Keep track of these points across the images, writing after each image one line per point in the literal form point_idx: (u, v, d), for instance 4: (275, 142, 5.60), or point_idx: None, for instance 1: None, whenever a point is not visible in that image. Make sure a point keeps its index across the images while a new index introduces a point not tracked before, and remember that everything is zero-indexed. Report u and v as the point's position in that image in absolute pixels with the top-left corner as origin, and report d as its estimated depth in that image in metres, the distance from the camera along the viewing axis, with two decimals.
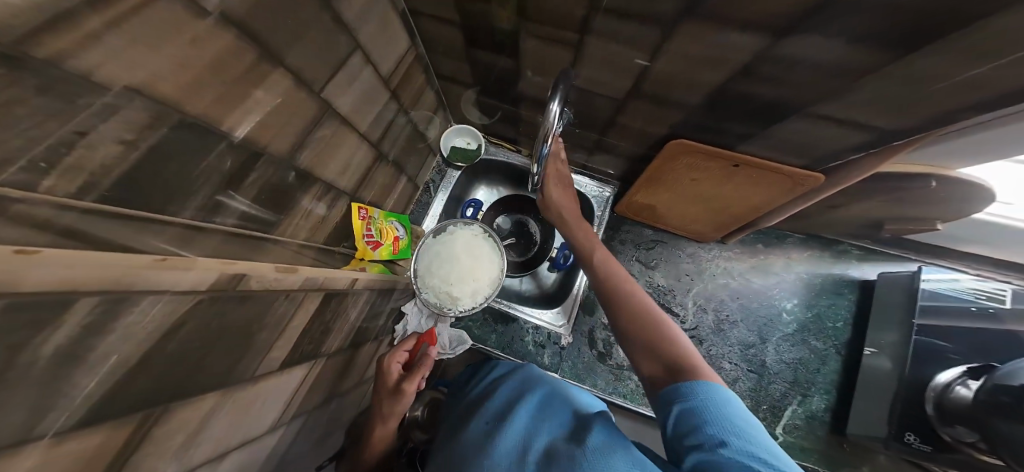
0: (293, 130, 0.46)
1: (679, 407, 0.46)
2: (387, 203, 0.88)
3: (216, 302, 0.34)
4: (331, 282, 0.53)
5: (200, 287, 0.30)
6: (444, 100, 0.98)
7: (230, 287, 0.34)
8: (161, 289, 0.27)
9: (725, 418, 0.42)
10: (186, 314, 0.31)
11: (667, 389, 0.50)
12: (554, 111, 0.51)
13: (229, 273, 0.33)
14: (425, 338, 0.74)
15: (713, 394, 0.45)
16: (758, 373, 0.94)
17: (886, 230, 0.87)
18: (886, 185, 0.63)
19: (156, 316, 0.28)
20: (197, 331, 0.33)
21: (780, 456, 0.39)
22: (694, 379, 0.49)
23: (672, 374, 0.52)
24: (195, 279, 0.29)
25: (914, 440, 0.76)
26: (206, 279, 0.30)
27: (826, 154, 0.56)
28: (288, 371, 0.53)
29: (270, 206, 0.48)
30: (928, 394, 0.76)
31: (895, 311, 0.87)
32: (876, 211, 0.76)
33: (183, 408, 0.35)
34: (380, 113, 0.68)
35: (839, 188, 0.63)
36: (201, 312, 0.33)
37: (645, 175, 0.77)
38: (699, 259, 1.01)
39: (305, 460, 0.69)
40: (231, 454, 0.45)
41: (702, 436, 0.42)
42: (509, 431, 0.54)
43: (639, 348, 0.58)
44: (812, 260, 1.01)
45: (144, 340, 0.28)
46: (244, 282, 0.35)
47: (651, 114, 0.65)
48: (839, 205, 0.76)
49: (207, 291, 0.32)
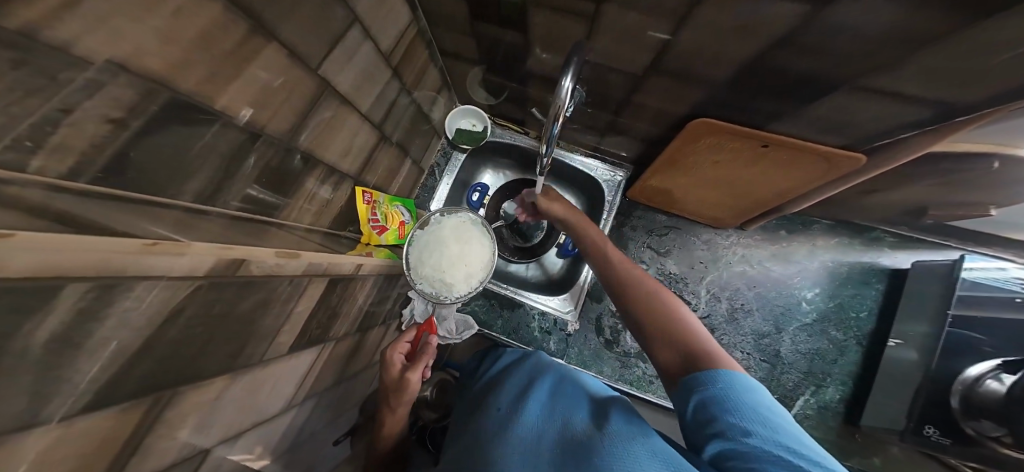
0: (292, 110, 0.45)
1: (698, 395, 0.45)
2: (393, 186, 0.87)
3: (217, 287, 0.33)
4: (334, 267, 0.52)
5: (197, 272, 0.30)
6: (449, 80, 0.94)
7: (230, 273, 0.33)
8: (155, 274, 0.26)
9: (750, 407, 0.41)
10: (186, 300, 0.30)
11: (685, 377, 0.48)
12: (566, 89, 0.47)
13: (227, 259, 0.32)
14: (425, 327, 0.73)
15: (735, 382, 0.44)
16: (770, 363, 0.92)
17: (928, 216, 0.81)
18: (930, 164, 0.58)
19: (153, 303, 0.27)
20: (200, 316, 0.33)
21: (804, 441, 0.39)
22: (715, 366, 0.47)
23: (689, 364, 0.50)
24: (191, 264, 0.29)
25: (933, 433, 0.74)
26: (202, 264, 0.30)
27: (875, 132, 0.52)
28: (297, 355, 0.54)
29: (272, 190, 0.47)
30: (955, 387, 0.73)
31: (928, 302, 0.82)
32: (921, 196, 0.71)
33: (194, 392, 0.35)
34: (382, 92, 0.65)
35: (876, 173, 0.59)
36: (202, 298, 0.32)
37: (662, 158, 0.72)
38: (715, 246, 0.98)
39: (320, 437, 0.71)
40: (244, 434, 0.46)
41: (723, 424, 0.41)
42: (523, 421, 0.53)
43: (655, 338, 0.56)
44: (839, 248, 0.97)
45: (145, 327, 0.28)
46: (245, 268, 0.35)
47: (671, 91, 0.61)
48: (875, 188, 0.71)
49: (206, 277, 0.31)
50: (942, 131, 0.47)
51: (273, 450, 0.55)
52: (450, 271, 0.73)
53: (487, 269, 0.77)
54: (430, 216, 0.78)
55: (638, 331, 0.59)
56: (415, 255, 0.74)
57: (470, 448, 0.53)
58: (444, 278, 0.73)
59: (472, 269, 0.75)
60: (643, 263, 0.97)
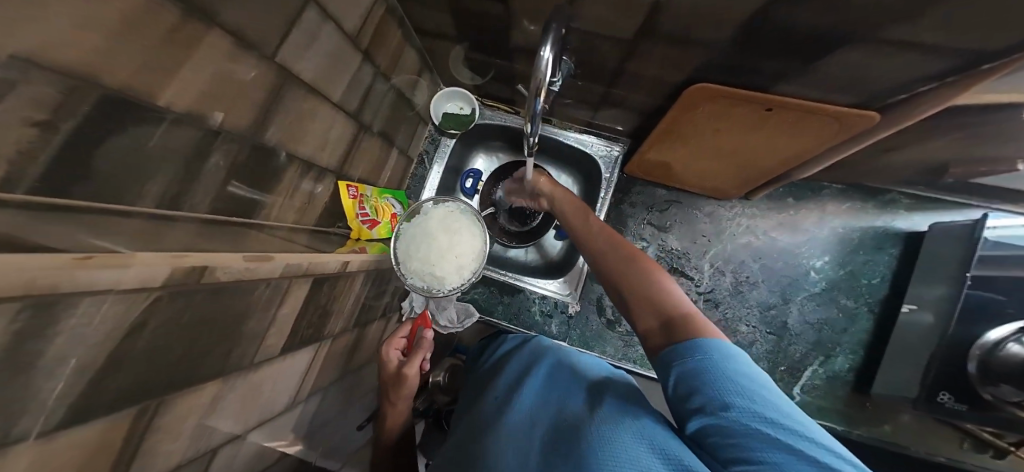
0: (252, 104, 0.41)
1: (678, 368, 0.44)
2: (382, 179, 0.86)
3: (181, 297, 0.31)
4: (317, 266, 0.50)
5: (150, 284, 0.27)
6: (430, 61, 0.89)
7: (192, 281, 0.31)
8: (102, 289, 0.24)
9: (729, 379, 0.40)
10: (146, 313, 0.28)
11: (667, 349, 0.47)
12: (546, 58, 0.43)
13: (185, 267, 0.30)
14: (420, 321, 0.71)
15: (713, 352, 0.43)
16: (778, 335, 0.90)
17: (949, 175, 0.76)
18: (951, 118, 0.53)
19: (106, 320, 0.25)
20: (171, 324, 0.31)
21: (786, 410, 0.38)
22: (698, 335, 0.46)
23: (670, 335, 0.49)
24: (142, 277, 0.26)
25: (947, 399, 0.72)
26: (155, 275, 0.27)
27: (892, 86, 0.47)
28: (292, 355, 0.53)
29: (237, 190, 0.44)
30: (973, 352, 0.71)
31: (947, 263, 0.78)
32: (939, 153, 0.66)
33: (185, 397, 0.35)
34: (356, 77, 0.61)
35: (891, 132, 0.55)
36: (166, 310, 0.30)
37: (659, 128, 0.67)
38: (718, 218, 0.94)
39: (337, 429, 0.73)
40: (249, 435, 0.47)
41: (703, 399, 0.41)
42: (517, 406, 0.53)
43: (643, 313, 0.54)
44: (851, 213, 0.92)
45: (107, 342, 0.26)
46: (208, 275, 0.32)
47: (669, 57, 0.56)
48: (893, 147, 0.66)
49: (164, 288, 0.29)
50: (965, 81, 0.43)
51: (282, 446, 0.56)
52: (440, 264, 0.71)
53: (479, 258, 0.74)
54: (417, 207, 0.76)
55: (621, 301, 0.59)
56: (403, 248, 0.72)
57: (468, 439, 0.53)
58: (435, 271, 0.71)
59: (463, 260, 0.73)
60: (643, 240, 0.94)
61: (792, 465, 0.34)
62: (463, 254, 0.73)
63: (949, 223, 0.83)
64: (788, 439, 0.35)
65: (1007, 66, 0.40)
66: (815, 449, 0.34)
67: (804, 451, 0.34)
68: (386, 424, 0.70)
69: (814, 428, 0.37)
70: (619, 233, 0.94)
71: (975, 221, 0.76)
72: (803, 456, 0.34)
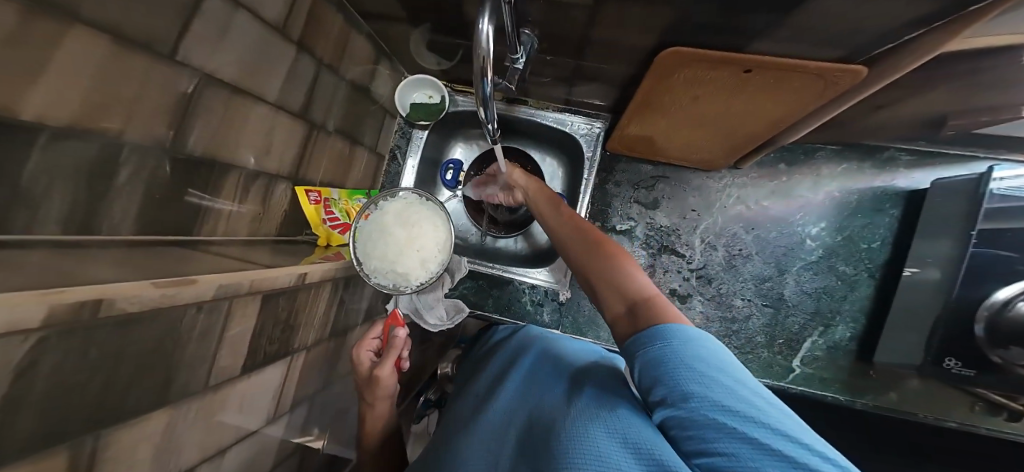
0: (147, 121, 0.37)
1: (641, 358, 0.45)
2: (350, 180, 0.83)
3: (80, 331, 0.26)
4: (264, 282, 0.45)
5: (23, 326, 0.21)
6: (385, 47, 0.83)
7: (85, 316, 0.25)
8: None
9: (685, 367, 0.40)
10: (34, 354, 0.24)
11: (632, 337, 0.48)
12: (485, 32, 0.38)
13: (71, 302, 0.24)
14: (392, 320, 0.70)
15: (672, 339, 0.43)
16: (774, 307, 0.87)
17: (949, 129, 0.71)
18: (950, 67, 0.48)
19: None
20: (72, 364, 0.27)
21: (745, 398, 0.37)
22: (660, 321, 0.47)
23: (634, 322, 0.50)
24: (12, 318, 0.20)
25: (953, 364, 0.71)
26: (29, 316, 0.21)
27: (879, 36, 0.42)
28: (258, 373, 0.51)
29: (158, 211, 0.41)
30: (980, 313, 0.68)
31: (950, 219, 0.75)
32: (937, 106, 0.61)
33: (121, 438, 0.33)
34: (292, 73, 0.56)
35: (878, 88, 0.50)
36: (61, 344, 0.26)
37: (634, 102, 0.62)
38: (707, 191, 0.89)
39: (323, 436, 0.73)
40: (212, 462, 0.46)
41: (663, 390, 0.41)
42: (496, 407, 0.56)
43: (610, 299, 0.56)
44: (847, 175, 0.87)
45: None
46: (108, 308, 0.27)
47: (636, 22, 0.49)
48: (888, 103, 0.60)
49: (46, 327, 0.23)
50: (950, 27, 0.38)
51: (264, 462, 0.56)
52: (400, 258, 0.68)
53: (443, 250, 0.72)
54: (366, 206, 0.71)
55: (591, 289, 0.60)
56: (361, 248, 0.68)
57: (452, 437, 0.56)
58: (397, 268, 0.67)
59: (426, 253, 0.70)
60: (631, 220, 0.90)
61: (745, 455, 0.33)
62: (426, 245, 0.70)
63: (950, 178, 0.78)
64: (743, 428, 0.34)
65: (995, 8, 0.35)
66: (769, 435, 0.33)
67: (758, 439, 0.33)
68: (368, 424, 0.69)
69: (777, 415, 0.36)
70: (604, 215, 0.91)
71: (979, 173, 0.71)
72: (758, 445, 0.33)
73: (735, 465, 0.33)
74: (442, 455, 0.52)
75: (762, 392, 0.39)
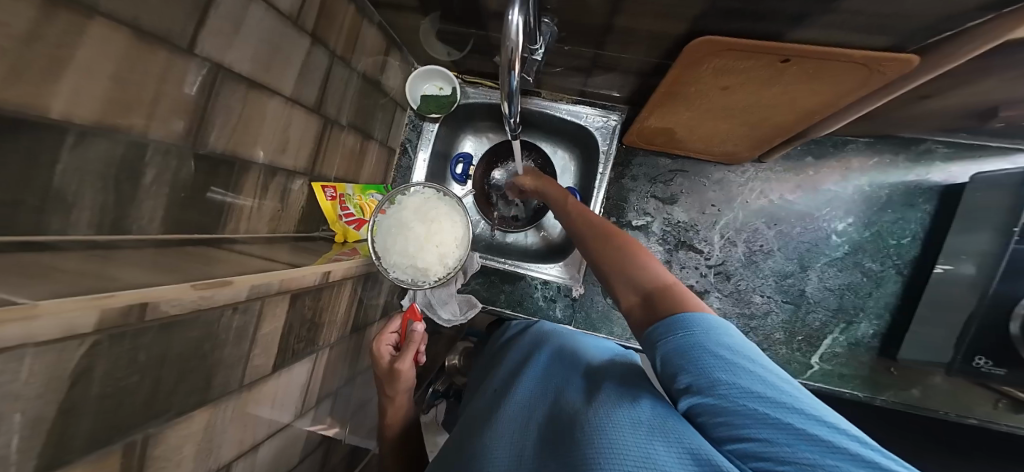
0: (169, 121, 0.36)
1: (662, 348, 0.44)
2: (362, 176, 0.82)
3: (128, 337, 0.28)
4: (297, 280, 0.46)
5: (79, 331, 0.23)
6: (396, 37, 0.81)
7: (133, 320, 0.26)
8: (13, 345, 0.19)
9: (710, 354, 0.39)
10: (88, 358, 0.25)
11: (649, 328, 0.47)
12: (517, 22, 0.36)
13: (119, 306, 0.25)
14: (410, 314, 0.71)
15: (693, 326, 0.42)
16: (794, 303, 0.85)
17: (997, 120, 0.67)
18: (985, 59, 0.47)
19: (34, 375, 0.21)
20: (121, 367, 0.28)
21: (774, 383, 0.36)
22: (681, 309, 0.46)
23: (651, 310, 0.49)
24: (63, 325, 0.21)
25: (984, 363, 0.69)
26: (82, 322, 0.23)
27: (939, 21, 0.39)
28: (287, 370, 0.52)
29: (183, 211, 0.41)
30: (1018, 310, 0.64)
31: (990, 214, 0.71)
32: (988, 94, 0.58)
33: (166, 437, 0.34)
34: (306, 65, 0.55)
35: (933, 75, 0.47)
36: (112, 350, 0.27)
37: (658, 93, 0.59)
38: (728, 185, 0.87)
39: (346, 428, 0.74)
40: (245, 457, 0.46)
41: (689, 379, 0.40)
42: (514, 401, 0.56)
43: (626, 289, 0.54)
44: (879, 168, 0.84)
45: (49, 394, 0.22)
46: (153, 311, 0.28)
47: (665, 10, 0.47)
48: (936, 92, 0.57)
49: (99, 332, 0.25)
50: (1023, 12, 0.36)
51: (292, 455, 0.57)
52: (419, 253, 0.67)
53: (462, 246, 0.71)
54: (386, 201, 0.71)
55: (606, 281, 0.59)
56: (381, 243, 0.67)
57: (473, 433, 0.55)
58: (416, 263, 0.67)
59: (445, 249, 0.69)
60: (647, 216, 0.88)
61: (782, 441, 0.32)
62: (444, 241, 0.69)
63: (991, 172, 0.75)
64: (777, 415, 0.33)
65: None
66: (804, 420, 0.32)
67: (792, 424, 0.32)
68: (388, 418, 0.69)
69: (807, 399, 0.35)
70: (620, 209, 0.89)
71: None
72: (794, 430, 0.32)
73: (772, 452, 0.32)
74: (464, 449, 0.52)
75: (789, 378, 0.38)
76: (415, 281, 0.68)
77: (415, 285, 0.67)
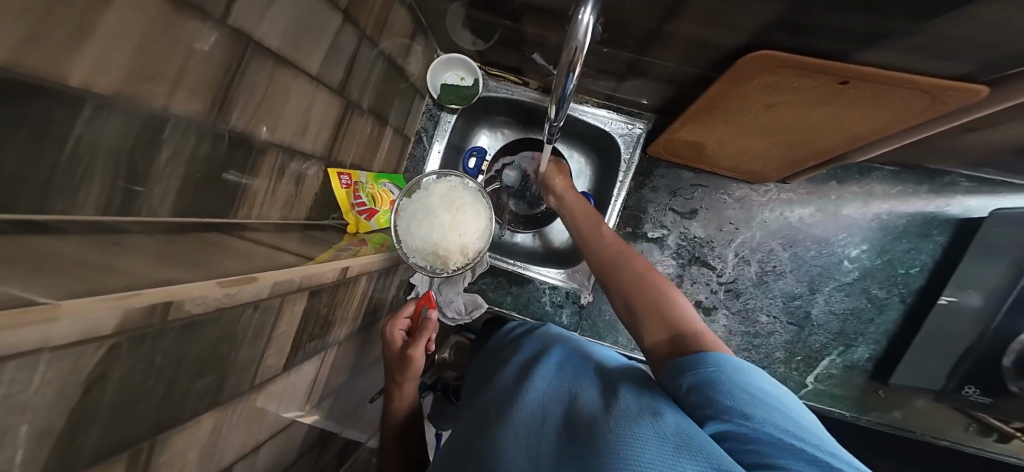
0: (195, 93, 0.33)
1: (691, 378, 0.43)
2: (376, 163, 0.78)
3: (148, 340, 0.25)
4: (314, 277, 0.43)
5: (97, 333, 0.20)
6: (423, 20, 0.77)
7: (154, 321, 0.24)
8: (30, 349, 0.17)
9: (744, 389, 0.39)
10: (105, 363, 0.22)
11: (675, 361, 0.47)
12: (586, 22, 0.35)
13: (142, 306, 0.22)
14: (425, 300, 0.68)
15: (727, 363, 0.43)
16: (798, 325, 0.87)
17: None
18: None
19: (47, 384, 0.19)
20: (138, 372, 0.25)
21: (807, 426, 0.36)
22: (710, 349, 0.46)
23: (677, 347, 0.50)
24: (81, 327, 0.19)
25: (972, 392, 0.74)
26: (102, 323, 0.20)
27: (1011, 53, 0.39)
28: (296, 369, 0.49)
29: (199, 195, 0.38)
30: (1013, 346, 0.69)
31: (1005, 250, 0.73)
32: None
33: (173, 443, 0.31)
34: (335, 44, 0.51)
35: (1000, 106, 0.46)
36: (131, 353, 0.24)
37: (697, 106, 0.58)
38: (748, 204, 0.87)
39: (346, 425, 0.72)
40: (247, 458, 0.43)
41: (719, 407, 0.39)
42: (527, 398, 0.52)
43: (649, 321, 0.55)
44: (899, 197, 0.85)
45: (62, 402, 0.20)
46: (175, 311, 0.25)
47: (719, 19, 0.46)
48: (983, 125, 0.58)
49: (119, 333, 0.22)
50: None
51: (292, 453, 0.55)
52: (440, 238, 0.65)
53: (482, 238, 0.69)
54: (415, 183, 0.69)
55: (627, 310, 0.59)
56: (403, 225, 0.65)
57: (477, 438, 0.50)
58: (437, 249, 0.64)
59: (467, 239, 0.66)
60: (664, 229, 0.88)
61: None
62: (468, 233, 0.67)
63: (1008, 209, 0.77)
64: (813, 452, 0.33)
65: None
66: (838, 461, 0.32)
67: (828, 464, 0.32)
68: (393, 405, 0.66)
69: (837, 447, 0.35)
70: (637, 219, 0.88)
71: None
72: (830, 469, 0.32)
73: None
74: (471, 448, 0.49)
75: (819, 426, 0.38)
76: (433, 269, 0.66)
77: (433, 273, 0.65)
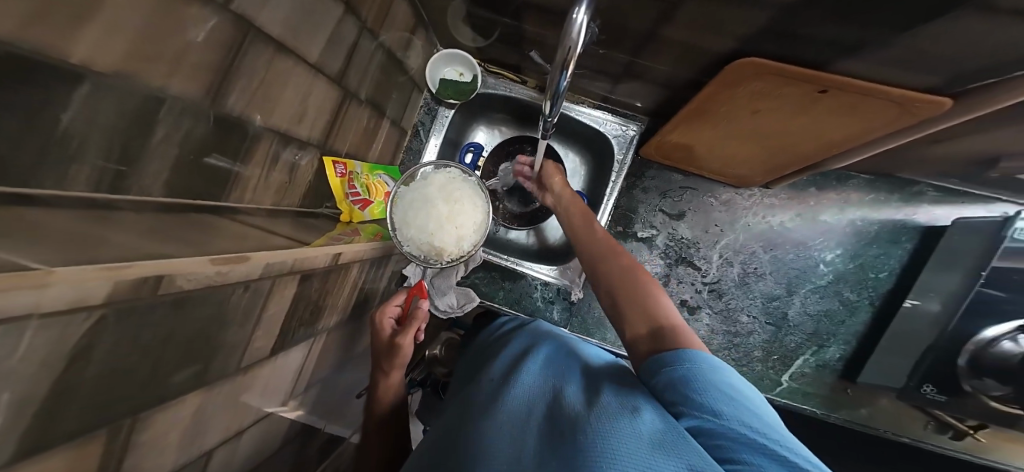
0: (193, 66, 0.32)
1: (666, 375, 0.46)
2: (372, 154, 0.78)
3: (137, 313, 0.24)
4: (306, 261, 0.43)
5: (86, 303, 0.20)
6: (425, 14, 0.77)
7: (144, 293, 0.24)
8: (19, 315, 0.16)
9: (716, 386, 0.42)
10: (92, 334, 0.22)
11: (653, 356, 0.49)
12: (580, 22, 0.36)
13: (132, 279, 0.22)
14: (415, 289, 0.69)
15: (702, 360, 0.45)
16: (776, 325, 0.91)
17: (993, 167, 0.73)
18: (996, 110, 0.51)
19: (33, 351, 0.18)
20: (124, 346, 0.25)
21: (770, 422, 0.39)
22: (687, 346, 0.48)
23: (657, 340, 0.52)
24: (71, 296, 0.19)
25: (930, 391, 0.80)
26: (92, 293, 0.20)
27: (978, 66, 0.42)
28: (284, 354, 0.48)
29: (193, 172, 0.37)
30: (967, 347, 0.76)
31: (964, 257, 0.79)
32: (992, 143, 0.63)
33: (154, 423, 0.30)
34: (336, 34, 0.51)
35: (963, 118, 0.50)
36: (118, 326, 0.23)
37: (687, 108, 0.60)
38: (733, 207, 0.90)
39: (330, 417, 0.71)
40: (229, 444, 0.43)
41: (692, 403, 0.41)
42: (516, 386, 0.53)
43: (633, 313, 0.56)
44: (871, 204, 0.91)
45: (45, 372, 0.20)
46: (166, 285, 0.25)
47: (711, 26, 0.48)
48: (949, 137, 0.62)
49: (108, 304, 0.22)
50: None
51: (275, 443, 0.54)
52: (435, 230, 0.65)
53: (478, 231, 0.69)
54: (413, 172, 0.69)
55: (611, 302, 0.60)
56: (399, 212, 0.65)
57: (464, 424, 0.50)
58: (432, 240, 0.64)
59: (463, 231, 0.67)
60: (653, 229, 0.90)
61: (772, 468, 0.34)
62: (463, 226, 0.67)
63: (969, 218, 0.82)
64: (772, 447, 0.36)
65: None
66: (794, 456, 0.35)
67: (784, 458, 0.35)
68: (379, 394, 0.66)
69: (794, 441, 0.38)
70: (628, 219, 0.90)
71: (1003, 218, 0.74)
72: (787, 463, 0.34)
73: None
74: (452, 437, 0.49)
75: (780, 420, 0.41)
76: (427, 258, 0.66)
77: (427, 263, 0.65)
